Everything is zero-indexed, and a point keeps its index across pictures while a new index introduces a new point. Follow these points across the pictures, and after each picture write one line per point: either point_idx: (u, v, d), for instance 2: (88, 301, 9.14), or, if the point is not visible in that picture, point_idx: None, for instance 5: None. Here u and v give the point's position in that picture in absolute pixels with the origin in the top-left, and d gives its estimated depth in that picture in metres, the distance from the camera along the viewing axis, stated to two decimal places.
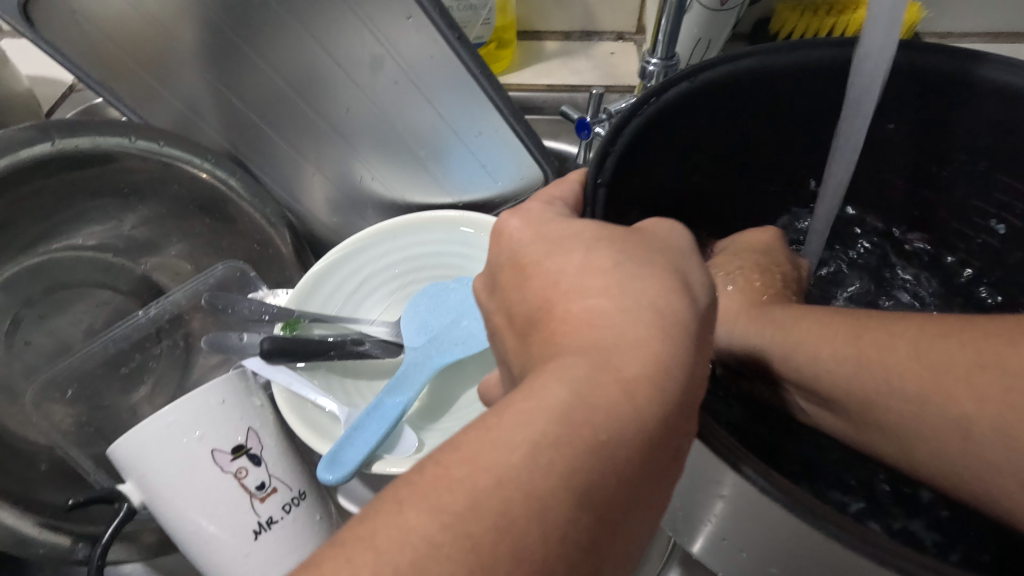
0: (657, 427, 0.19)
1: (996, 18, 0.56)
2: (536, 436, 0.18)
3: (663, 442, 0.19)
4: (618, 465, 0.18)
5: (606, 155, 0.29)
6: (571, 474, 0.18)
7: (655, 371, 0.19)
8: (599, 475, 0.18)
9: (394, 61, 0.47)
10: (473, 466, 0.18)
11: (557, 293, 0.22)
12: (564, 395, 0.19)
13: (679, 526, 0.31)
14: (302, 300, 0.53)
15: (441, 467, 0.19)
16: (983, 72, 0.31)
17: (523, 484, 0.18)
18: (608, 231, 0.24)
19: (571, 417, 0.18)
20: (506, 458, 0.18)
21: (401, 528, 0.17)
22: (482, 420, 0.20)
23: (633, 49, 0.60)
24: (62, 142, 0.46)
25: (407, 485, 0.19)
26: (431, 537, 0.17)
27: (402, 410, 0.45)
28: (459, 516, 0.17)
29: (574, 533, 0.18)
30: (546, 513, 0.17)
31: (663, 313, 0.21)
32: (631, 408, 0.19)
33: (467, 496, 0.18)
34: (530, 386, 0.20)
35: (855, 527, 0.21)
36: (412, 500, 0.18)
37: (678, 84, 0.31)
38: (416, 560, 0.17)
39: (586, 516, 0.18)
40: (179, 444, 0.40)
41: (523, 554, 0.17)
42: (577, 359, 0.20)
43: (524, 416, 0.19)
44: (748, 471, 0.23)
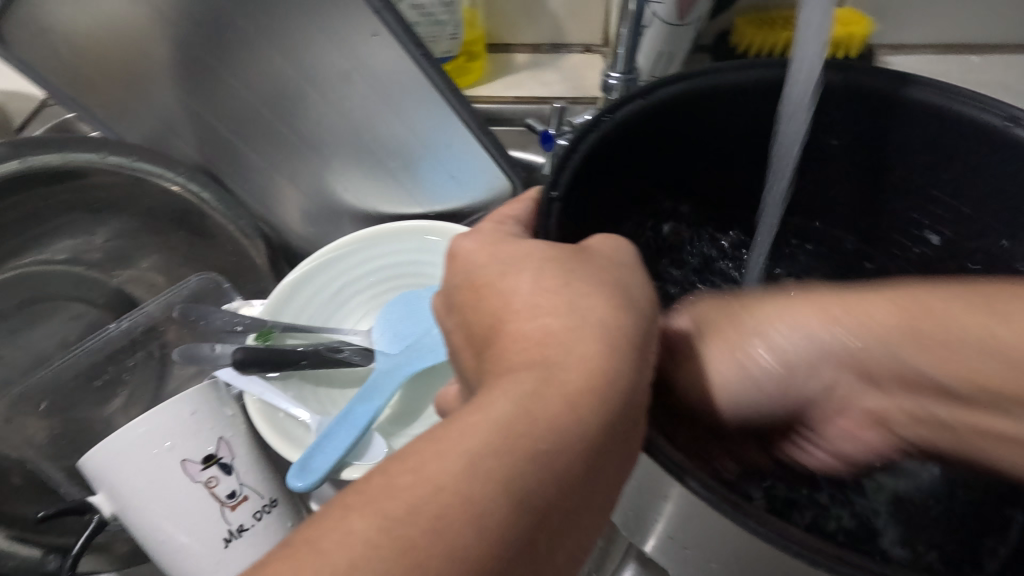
0: (600, 436, 0.20)
1: (944, 30, 0.58)
2: (477, 447, 0.19)
3: (609, 450, 0.20)
4: (557, 473, 0.19)
5: (561, 170, 0.29)
6: (508, 480, 0.19)
7: (599, 383, 0.20)
8: (537, 483, 0.19)
9: (362, 76, 0.49)
10: (416, 476, 0.19)
11: (508, 313, 0.23)
12: (509, 408, 0.20)
13: (632, 526, 0.32)
14: (275, 311, 0.54)
15: (387, 475, 0.20)
16: (911, 92, 0.33)
17: (461, 490, 0.18)
18: (555, 251, 0.24)
19: (513, 428, 0.19)
20: (445, 469, 0.19)
21: (344, 532, 0.18)
22: (431, 433, 0.20)
23: (599, 61, 0.62)
24: (32, 159, 0.46)
25: (356, 493, 0.19)
26: (368, 539, 0.18)
27: (372, 417, 0.46)
28: (398, 520, 0.18)
29: (510, 536, 0.18)
30: (483, 519, 0.18)
31: (611, 329, 0.22)
32: (573, 420, 0.20)
33: (408, 502, 0.18)
34: (478, 401, 0.21)
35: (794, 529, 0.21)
36: (357, 507, 0.19)
37: (631, 102, 0.32)
38: (353, 560, 0.18)
39: (526, 519, 0.18)
40: (149, 455, 0.40)
41: (457, 556, 0.17)
42: (524, 374, 0.21)
43: (468, 429, 0.20)
44: (692, 483, 0.22)
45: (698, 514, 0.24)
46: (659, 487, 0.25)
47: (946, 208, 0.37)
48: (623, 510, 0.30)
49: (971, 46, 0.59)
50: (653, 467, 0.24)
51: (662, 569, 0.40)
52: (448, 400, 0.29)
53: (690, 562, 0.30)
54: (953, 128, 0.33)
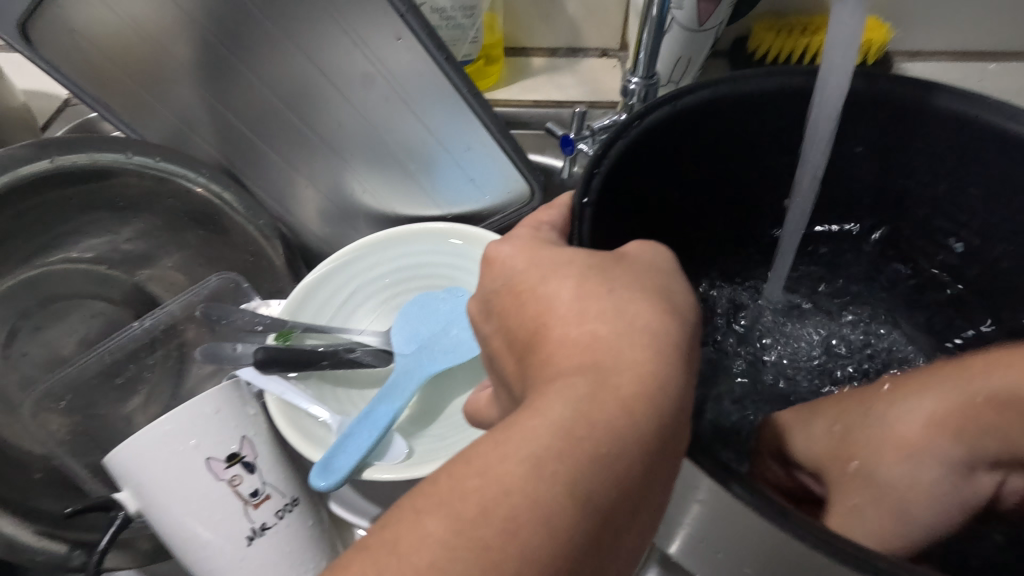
0: (655, 438, 0.20)
1: (962, 38, 0.58)
2: (540, 450, 0.19)
3: (664, 452, 0.21)
4: (620, 475, 0.19)
5: (593, 175, 0.30)
6: (574, 482, 0.19)
7: (651, 388, 0.21)
8: (602, 486, 0.19)
9: (385, 79, 0.49)
10: (483, 478, 0.19)
11: (551, 318, 0.23)
12: (567, 412, 0.20)
13: (659, 529, 0.32)
14: (295, 311, 0.54)
15: (454, 477, 0.20)
16: (940, 101, 0.33)
17: (530, 493, 0.19)
18: (593, 259, 0.25)
19: (575, 433, 0.20)
20: (514, 472, 0.19)
21: (422, 532, 0.19)
22: (489, 435, 0.21)
23: (617, 66, 0.62)
24: (60, 159, 0.47)
25: (423, 494, 0.20)
26: (447, 540, 0.19)
27: (393, 417, 0.46)
28: (469, 522, 0.19)
29: (579, 535, 0.19)
30: (552, 520, 0.19)
31: (657, 334, 0.22)
32: (631, 424, 0.20)
33: (478, 505, 0.19)
34: (532, 404, 0.21)
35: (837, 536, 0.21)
36: (431, 509, 0.19)
37: (661, 108, 0.32)
38: (434, 561, 0.18)
39: (592, 521, 0.19)
40: (175, 453, 0.41)
41: (534, 555, 0.18)
42: (578, 378, 0.21)
43: (530, 432, 0.20)
44: (734, 486, 0.23)
45: (734, 518, 0.25)
46: (694, 492, 0.26)
47: (970, 215, 0.37)
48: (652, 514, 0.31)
49: (987, 52, 0.59)
50: (691, 471, 0.24)
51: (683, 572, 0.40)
52: (482, 407, 0.30)
53: (718, 565, 0.30)
54: (982, 135, 0.33)
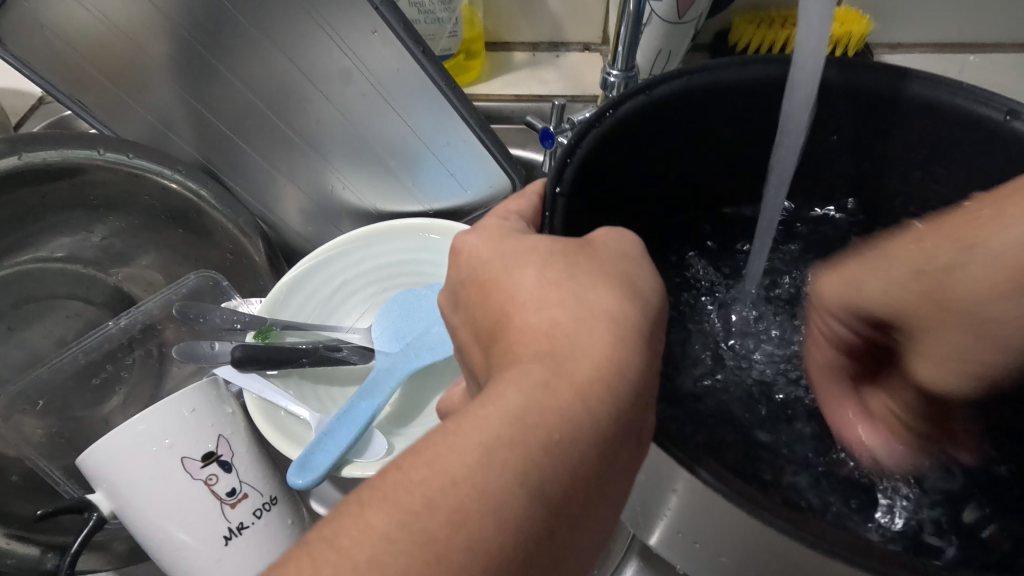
0: (612, 426, 0.20)
1: (941, 30, 0.59)
2: (491, 439, 0.19)
3: (621, 439, 0.20)
4: (574, 463, 0.19)
5: (565, 165, 0.29)
6: (525, 471, 0.19)
7: (609, 375, 0.20)
8: (552, 473, 0.19)
9: (361, 73, 0.49)
10: (431, 468, 0.19)
11: (514, 305, 0.23)
12: (519, 400, 0.20)
13: (638, 521, 0.32)
14: (274, 309, 0.53)
15: (402, 470, 0.20)
16: (911, 88, 0.33)
17: (479, 482, 0.19)
18: (560, 245, 0.24)
19: (527, 420, 0.19)
20: (460, 461, 0.19)
21: (364, 527, 0.19)
22: (441, 426, 0.20)
23: (598, 60, 0.62)
24: (29, 155, 0.46)
25: (370, 488, 0.20)
26: (388, 534, 0.18)
27: (373, 415, 0.46)
28: (414, 514, 0.18)
29: (529, 525, 0.18)
30: (501, 510, 0.18)
31: (618, 319, 0.22)
32: (586, 411, 0.20)
33: (425, 497, 0.19)
34: (486, 392, 0.20)
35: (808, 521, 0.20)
36: (374, 502, 0.19)
37: (632, 98, 0.32)
38: (374, 556, 0.18)
39: (542, 508, 0.19)
40: (149, 452, 0.40)
41: (478, 544, 0.18)
42: (533, 365, 0.21)
43: (482, 420, 0.20)
44: (705, 473, 0.22)
45: (706, 507, 0.24)
46: (667, 482, 0.25)
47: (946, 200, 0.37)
48: (629, 505, 0.30)
49: (968, 45, 0.59)
50: (661, 460, 0.24)
51: (665, 564, 0.40)
52: (454, 402, 0.29)
53: (696, 555, 0.30)
54: (953, 122, 0.33)
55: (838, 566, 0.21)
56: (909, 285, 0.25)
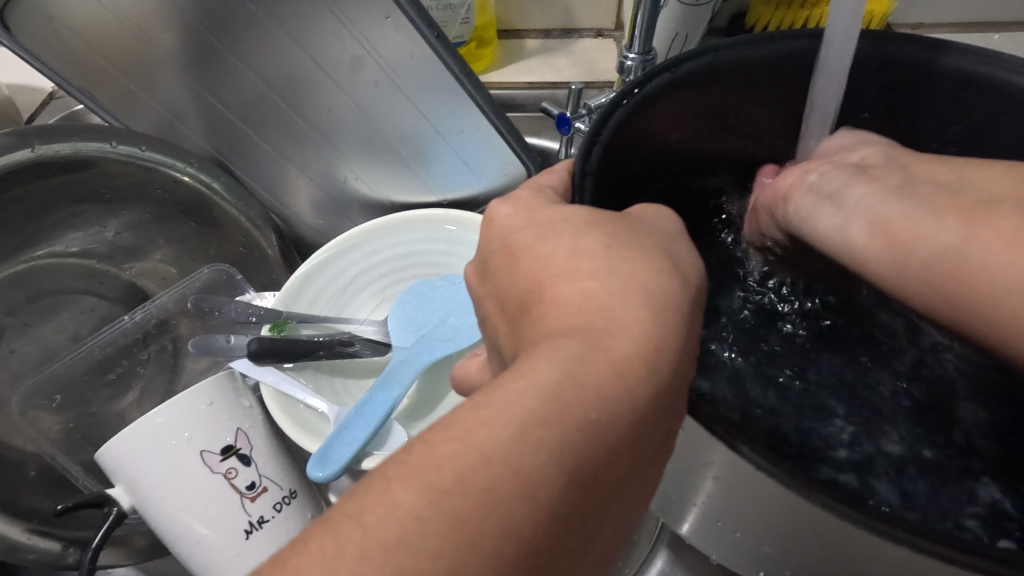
0: (649, 404, 0.19)
1: (965, 9, 0.57)
2: (526, 415, 0.18)
3: (657, 420, 0.20)
4: (608, 441, 0.18)
5: (593, 144, 0.28)
6: (561, 452, 0.18)
7: (647, 350, 0.19)
8: (589, 453, 0.18)
9: (373, 60, 0.48)
10: (461, 444, 0.18)
11: (546, 278, 0.22)
12: (554, 374, 0.19)
13: (670, 510, 0.31)
14: (289, 302, 0.53)
15: (430, 445, 0.19)
16: (949, 60, 0.32)
17: (512, 460, 0.18)
18: (594, 217, 0.24)
19: (561, 396, 0.18)
20: (494, 437, 0.18)
21: (390, 504, 0.18)
22: (470, 401, 0.19)
23: (612, 45, 0.61)
24: (42, 148, 0.46)
25: (395, 463, 0.19)
26: (418, 513, 0.17)
27: (391, 407, 0.45)
28: (445, 492, 0.17)
29: (563, 506, 0.18)
30: (535, 491, 0.17)
31: (655, 294, 0.21)
32: (623, 388, 0.19)
33: (455, 473, 0.18)
34: (519, 367, 0.20)
35: (868, 507, 0.19)
36: (402, 478, 0.18)
37: (660, 75, 0.31)
38: (402, 536, 0.17)
39: (576, 490, 0.18)
40: (168, 446, 0.40)
41: (510, 527, 0.17)
42: (567, 340, 0.20)
43: (514, 395, 0.19)
44: (745, 451, 0.20)
45: (749, 492, 0.23)
46: (707, 470, 0.24)
47: None
48: (662, 493, 0.30)
49: (993, 23, 0.58)
50: (703, 443, 0.23)
51: (692, 553, 0.40)
52: (472, 373, 0.28)
53: (727, 541, 0.29)
54: (994, 94, 0.31)
55: (892, 548, 0.20)
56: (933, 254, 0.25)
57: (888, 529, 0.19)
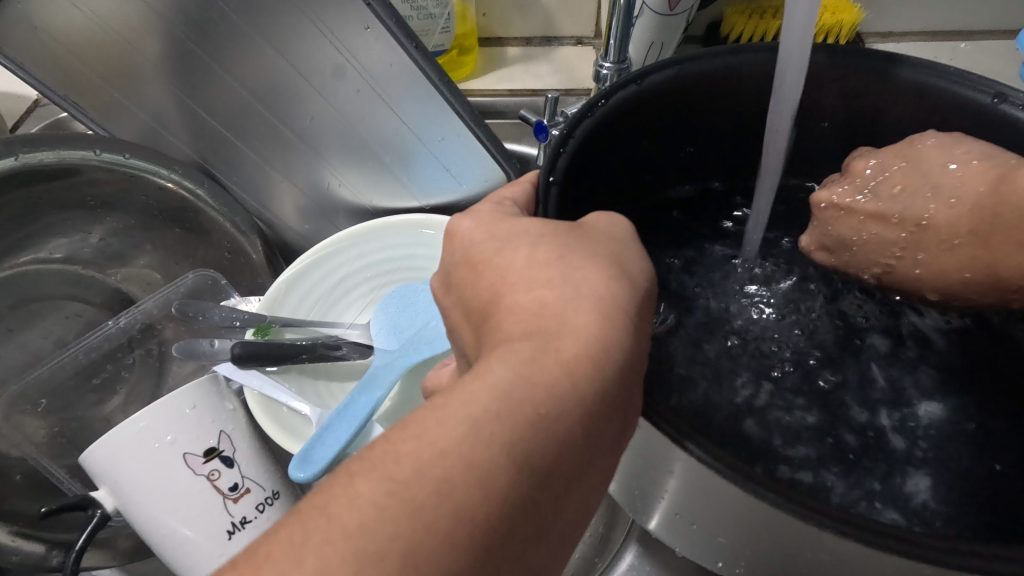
0: (598, 401, 0.20)
1: (931, 18, 0.59)
2: (478, 413, 0.19)
3: (607, 416, 0.21)
4: (557, 437, 0.19)
5: (559, 154, 0.29)
6: (512, 444, 0.19)
7: (595, 351, 0.20)
8: (539, 446, 0.19)
9: (354, 69, 0.49)
10: (419, 441, 0.19)
11: (504, 286, 0.23)
12: (506, 375, 0.20)
13: (637, 505, 0.32)
14: (273, 306, 0.54)
15: (391, 442, 0.20)
16: (902, 72, 0.33)
17: (464, 454, 0.19)
18: (552, 227, 0.25)
19: (513, 394, 0.19)
20: (450, 434, 0.19)
21: (353, 495, 0.19)
22: (430, 402, 0.21)
23: (591, 53, 0.62)
24: (26, 156, 0.47)
25: (358, 459, 0.20)
26: (377, 501, 0.18)
27: (373, 408, 0.46)
28: (403, 483, 0.19)
29: (514, 495, 0.19)
30: (487, 481, 0.18)
31: (605, 299, 0.22)
32: (572, 387, 0.20)
33: (412, 466, 0.19)
34: (476, 368, 0.21)
35: (806, 499, 0.20)
36: (364, 472, 0.19)
37: (622, 88, 0.32)
38: (363, 522, 0.18)
39: (526, 480, 0.19)
40: (151, 449, 0.40)
41: (464, 513, 0.18)
42: (521, 343, 0.21)
43: (469, 395, 0.20)
44: (694, 449, 0.22)
45: (703, 486, 0.25)
46: (666, 466, 0.25)
47: None
48: (627, 488, 0.31)
49: (960, 32, 0.60)
50: (657, 441, 0.24)
51: (664, 548, 0.41)
52: (443, 380, 0.29)
53: (691, 535, 0.31)
54: (946, 104, 0.33)
55: (836, 540, 0.21)
56: (965, 217, 0.32)
57: (823, 518, 0.20)
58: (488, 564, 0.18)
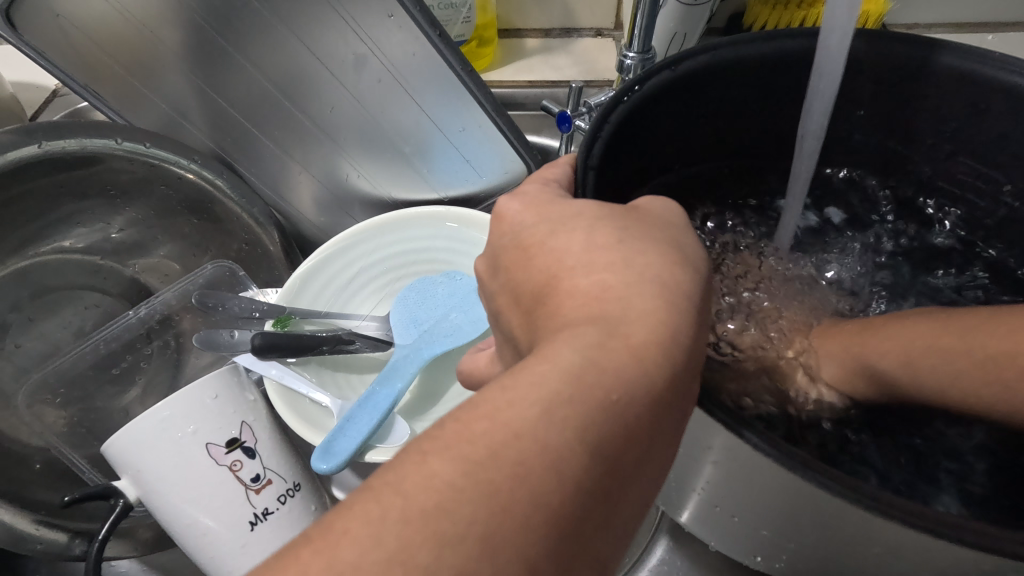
0: (665, 388, 0.20)
1: (958, 9, 0.58)
2: (551, 395, 0.19)
3: (673, 403, 0.20)
4: (626, 421, 0.19)
5: (597, 138, 0.29)
6: (584, 428, 0.18)
7: (663, 337, 0.20)
8: (609, 432, 0.19)
9: (376, 58, 0.48)
10: (492, 422, 0.19)
11: (562, 270, 0.23)
12: (577, 358, 0.19)
13: (672, 497, 0.31)
14: (292, 298, 0.54)
15: (462, 423, 0.19)
16: (944, 58, 0.32)
17: (540, 437, 0.18)
18: (605, 210, 0.24)
19: (583, 378, 0.19)
20: (523, 415, 0.19)
21: (427, 475, 0.18)
22: (496, 383, 0.20)
23: (611, 45, 0.61)
24: (49, 144, 0.46)
25: (430, 439, 0.19)
26: (453, 482, 0.18)
27: (394, 400, 0.46)
28: (479, 465, 0.18)
29: (587, 481, 0.18)
30: (562, 466, 0.18)
31: (668, 285, 0.21)
32: (641, 372, 0.19)
33: (487, 447, 0.18)
34: (541, 351, 0.20)
35: (864, 487, 0.20)
36: (437, 450, 0.19)
37: (663, 72, 0.31)
38: (440, 503, 0.17)
39: (599, 467, 0.18)
40: (174, 439, 0.40)
41: (541, 497, 0.18)
42: (587, 327, 0.20)
43: (538, 377, 0.19)
44: (747, 434, 0.21)
45: (749, 476, 0.24)
46: (711, 456, 0.25)
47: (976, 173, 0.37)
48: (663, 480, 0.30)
49: (987, 23, 0.59)
50: (705, 429, 0.23)
51: (693, 542, 0.40)
52: (481, 367, 0.28)
53: (731, 529, 0.30)
54: (989, 91, 0.32)
55: (894, 530, 0.20)
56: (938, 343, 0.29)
57: (882, 506, 0.19)
58: (561, 552, 0.18)
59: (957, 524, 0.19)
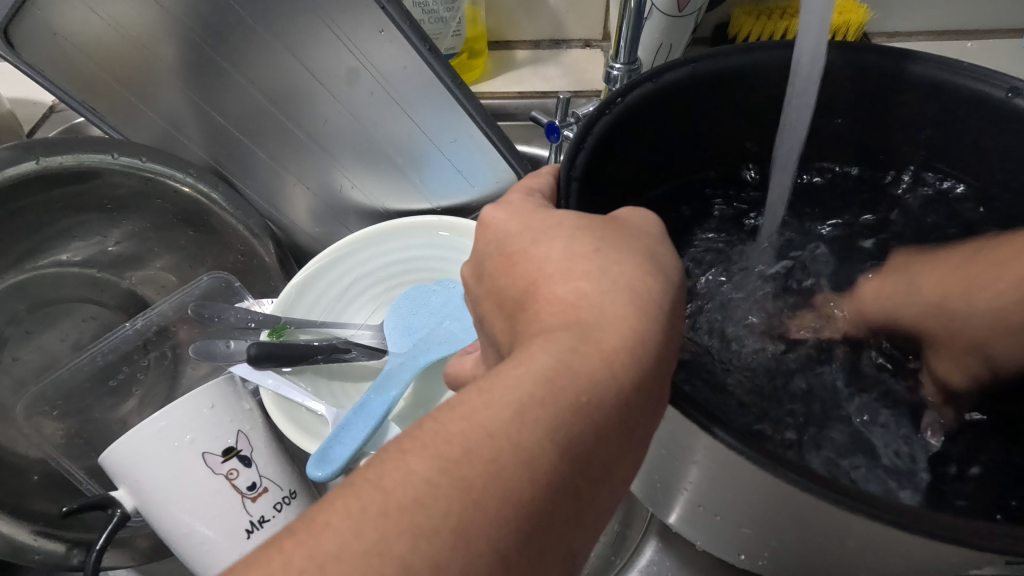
0: (636, 390, 0.21)
1: (937, 19, 0.59)
2: (523, 398, 0.20)
3: (645, 405, 0.21)
4: (598, 422, 0.20)
5: (579, 149, 0.30)
6: (556, 430, 0.19)
7: (634, 343, 0.21)
8: (580, 433, 0.19)
9: (368, 72, 0.49)
10: (468, 422, 0.20)
11: (541, 277, 0.24)
12: (551, 362, 0.20)
13: (659, 498, 0.32)
14: (287, 308, 0.54)
15: (440, 423, 0.20)
16: (916, 67, 0.33)
17: (513, 437, 0.19)
18: (586, 219, 0.25)
19: (556, 381, 0.20)
20: (498, 417, 0.19)
21: (405, 471, 0.19)
22: (474, 386, 0.21)
23: (599, 56, 0.63)
24: (46, 159, 0.48)
25: (410, 437, 0.20)
26: (429, 479, 0.19)
27: (388, 408, 0.46)
28: (455, 462, 0.19)
29: (557, 480, 0.19)
30: (534, 466, 0.19)
31: (640, 293, 0.22)
32: (611, 376, 0.20)
33: (463, 446, 0.19)
34: (517, 355, 0.21)
35: (834, 486, 0.20)
36: (415, 449, 0.19)
37: (641, 85, 0.32)
38: (416, 498, 0.18)
39: (570, 466, 0.19)
40: (171, 448, 0.41)
41: (512, 494, 0.18)
42: (561, 332, 0.21)
43: (513, 380, 0.20)
44: (721, 434, 0.22)
45: (728, 475, 0.25)
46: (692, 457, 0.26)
47: None
48: (650, 480, 0.31)
49: (965, 31, 0.60)
50: (684, 430, 0.24)
51: (683, 543, 0.41)
52: (468, 370, 0.29)
53: (716, 529, 0.31)
54: (959, 99, 0.33)
55: (865, 524, 0.21)
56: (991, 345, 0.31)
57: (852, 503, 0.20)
58: (531, 548, 0.18)
59: (924, 520, 0.20)
